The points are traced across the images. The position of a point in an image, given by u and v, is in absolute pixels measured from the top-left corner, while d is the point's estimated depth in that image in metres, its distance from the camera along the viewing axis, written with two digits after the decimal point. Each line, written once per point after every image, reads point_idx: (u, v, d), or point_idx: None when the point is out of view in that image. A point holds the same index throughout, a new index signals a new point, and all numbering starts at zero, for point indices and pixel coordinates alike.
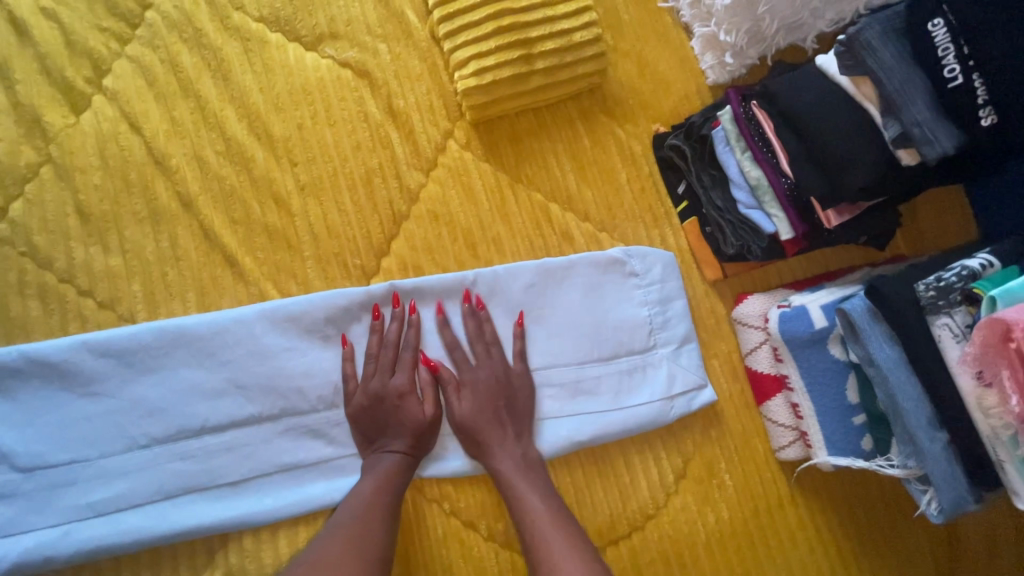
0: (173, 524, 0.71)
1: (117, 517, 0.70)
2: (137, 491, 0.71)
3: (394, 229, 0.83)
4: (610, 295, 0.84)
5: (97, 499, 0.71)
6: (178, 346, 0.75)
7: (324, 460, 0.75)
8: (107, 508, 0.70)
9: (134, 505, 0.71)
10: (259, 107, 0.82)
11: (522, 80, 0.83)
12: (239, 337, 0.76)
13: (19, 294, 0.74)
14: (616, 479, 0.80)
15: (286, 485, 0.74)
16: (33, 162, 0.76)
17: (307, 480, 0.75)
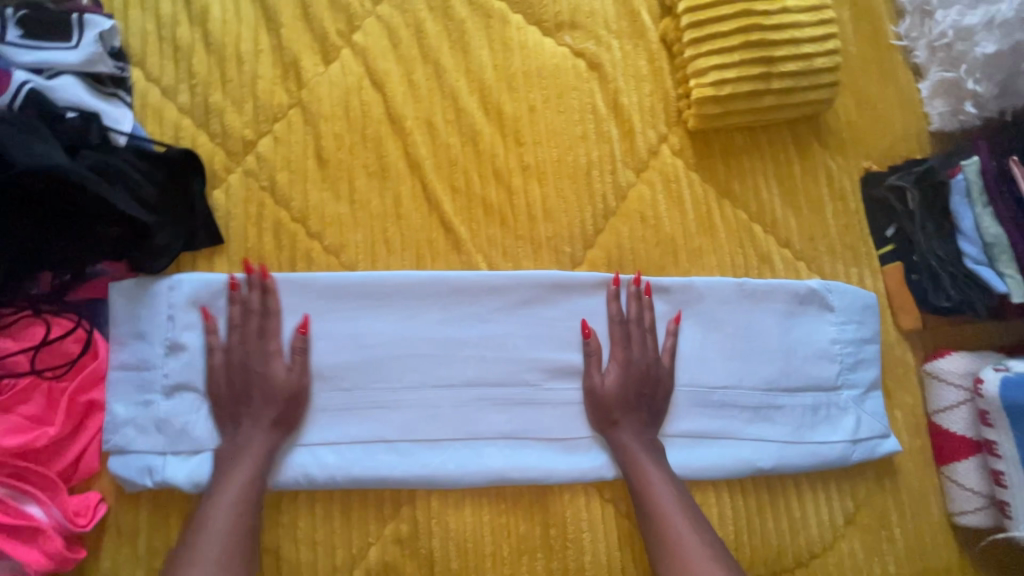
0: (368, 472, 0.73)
1: (317, 453, 0.73)
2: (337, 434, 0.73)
3: (603, 223, 0.83)
4: (805, 324, 0.83)
5: (300, 432, 0.73)
6: (393, 299, 0.77)
7: (507, 436, 0.76)
8: (311, 442, 0.73)
9: (332, 446, 0.73)
10: (492, 83, 0.84)
11: (756, 98, 0.82)
12: (447, 301, 0.77)
13: (255, 225, 0.77)
14: (788, 511, 0.79)
15: (469, 454, 0.75)
16: (284, 103, 0.80)
17: (488, 454, 0.75)
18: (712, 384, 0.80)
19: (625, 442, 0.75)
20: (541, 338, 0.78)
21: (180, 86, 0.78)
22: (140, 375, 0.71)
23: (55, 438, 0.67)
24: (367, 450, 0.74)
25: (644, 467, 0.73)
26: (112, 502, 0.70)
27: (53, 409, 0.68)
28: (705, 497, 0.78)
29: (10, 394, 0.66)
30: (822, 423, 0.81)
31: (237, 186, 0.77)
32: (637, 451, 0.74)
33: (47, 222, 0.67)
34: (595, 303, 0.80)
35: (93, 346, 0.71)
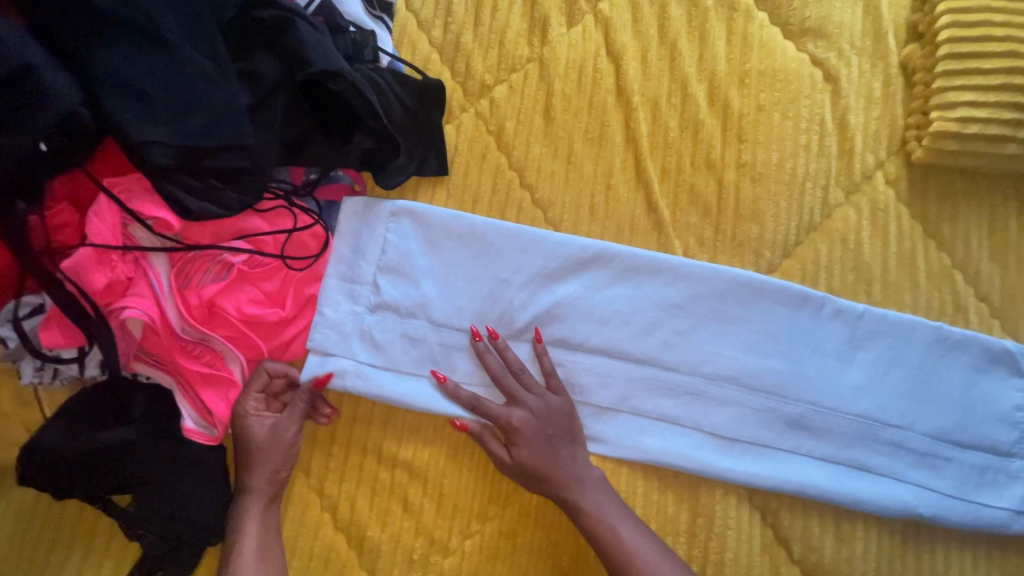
0: (546, 434, 0.72)
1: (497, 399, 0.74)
2: (515, 393, 0.73)
3: (804, 236, 0.83)
4: (989, 384, 0.81)
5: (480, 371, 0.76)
6: (591, 267, 0.79)
7: (670, 421, 0.77)
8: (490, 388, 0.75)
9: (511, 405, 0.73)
10: (724, 76, 0.84)
11: (998, 143, 0.80)
12: (643, 278, 0.79)
13: (477, 166, 0.81)
14: (932, 564, 0.78)
15: (632, 429, 0.77)
16: (525, 57, 0.83)
17: (648, 433, 0.77)
18: (883, 419, 0.79)
19: (569, 463, 0.72)
20: (724, 336, 0.79)
21: (436, 21, 0.82)
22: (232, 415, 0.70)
23: (282, 319, 0.72)
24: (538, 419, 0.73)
25: (589, 494, 0.71)
26: None
27: (285, 293, 0.72)
28: (850, 528, 0.77)
29: (255, 271, 0.70)
30: (986, 485, 0.79)
31: (468, 125, 0.81)
32: (589, 484, 0.71)
33: (316, 120, 0.72)
34: (786, 312, 0.80)
35: (327, 247, 0.74)
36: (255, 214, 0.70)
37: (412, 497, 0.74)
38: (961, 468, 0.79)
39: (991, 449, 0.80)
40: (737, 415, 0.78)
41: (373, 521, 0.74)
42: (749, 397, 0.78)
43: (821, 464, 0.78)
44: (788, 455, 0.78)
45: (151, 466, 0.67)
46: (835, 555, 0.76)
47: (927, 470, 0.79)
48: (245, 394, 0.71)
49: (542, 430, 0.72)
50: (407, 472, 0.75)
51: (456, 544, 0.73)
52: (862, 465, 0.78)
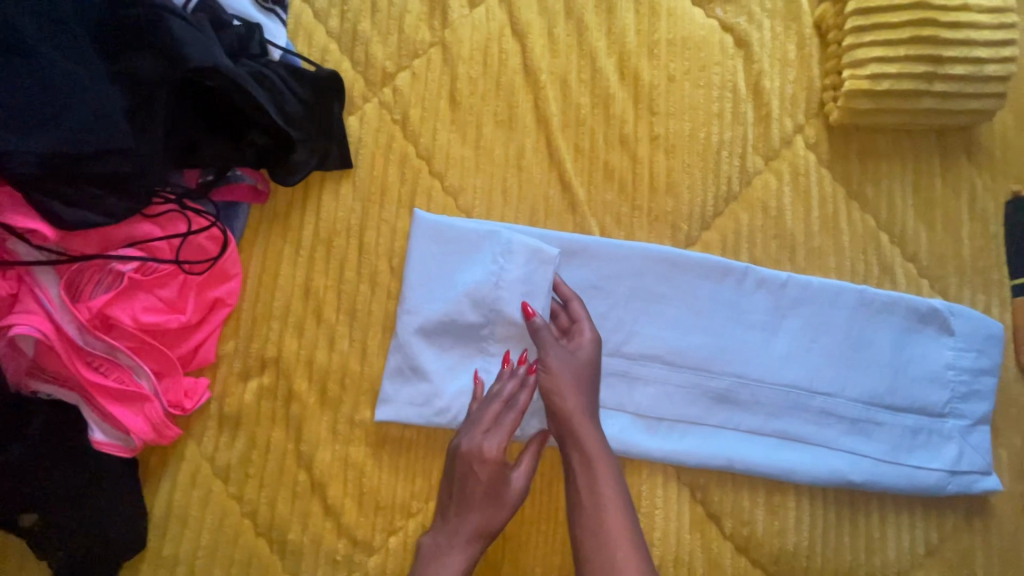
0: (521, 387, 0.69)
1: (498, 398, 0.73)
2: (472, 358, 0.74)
3: (723, 207, 0.81)
4: (919, 344, 0.79)
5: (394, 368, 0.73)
6: None
7: None
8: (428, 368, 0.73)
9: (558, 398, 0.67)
10: (633, 47, 0.82)
11: (912, 99, 0.78)
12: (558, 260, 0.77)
13: (383, 156, 0.79)
14: (867, 530, 0.77)
15: None
16: (427, 42, 0.81)
17: None
18: (811, 388, 0.77)
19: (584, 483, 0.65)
20: (646, 313, 0.77)
21: (333, 10, 0.80)
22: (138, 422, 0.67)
23: (185, 325, 0.70)
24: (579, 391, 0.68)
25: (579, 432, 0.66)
26: (218, 392, 0.74)
27: (184, 298, 0.70)
28: (782, 500, 0.76)
29: (149, 278, 0.68)
30: (919, 447, 0.78)
31: (371, 115, 0.79)
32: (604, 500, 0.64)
33: (203, 119, 0.70)
34: (708, 285, 0.78)
35: (227, 248, 0.72)
36: (145, 220, 0.69)
37: (332, 499, 0.73)
38: (893, 433, 0.78)
39: (922, 411, 0.78)
40: (660, 395, 0.76)
41: (294, 525, 0.72)
42: (673, 374, 0.76)
43: (751, 438, 0.76)
44: (717, 431, 0.76)
45: (52, 485, 0.66)
46: (768, 529, 0.75)
47: (858, 436, 0.77)
48: (160, 404, 0.68)
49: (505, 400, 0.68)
50: (326, 473, 0.73)
51: (380, 541, 0.72)
52: (791, 436, 0.77)
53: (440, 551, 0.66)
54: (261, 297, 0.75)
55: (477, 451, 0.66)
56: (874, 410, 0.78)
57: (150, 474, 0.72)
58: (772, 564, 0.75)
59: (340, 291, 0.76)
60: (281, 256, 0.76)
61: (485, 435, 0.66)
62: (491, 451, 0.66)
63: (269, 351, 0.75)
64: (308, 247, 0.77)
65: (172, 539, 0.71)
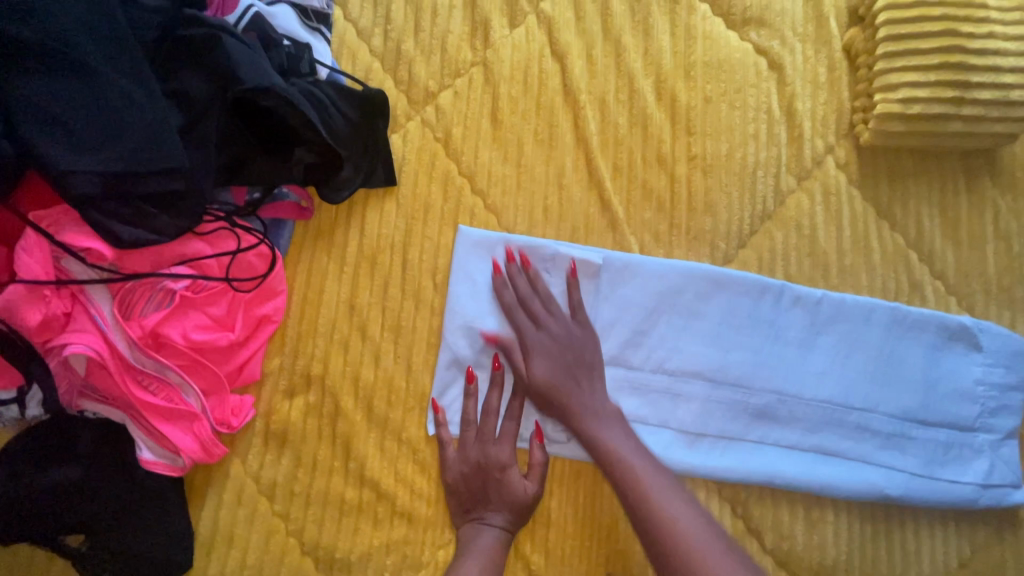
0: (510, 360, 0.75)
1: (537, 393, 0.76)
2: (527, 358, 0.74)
3: (758, 225, 0.82)
4: (950, 360, 0.81)
5: (440, 381, 0.75)
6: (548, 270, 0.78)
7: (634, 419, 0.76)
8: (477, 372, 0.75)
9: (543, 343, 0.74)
10: (670, 69, 0.84)
11: (942, 122, 0.80)
12: (601, 277, 0.78)
13: (426, 174, 0.80)
14: (902, 543, 0.78)
15: None
16: (469, 61, 0.82)
17: None
18: (846, 403, 0.79)
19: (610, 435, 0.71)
20: (688, 330, 0.79)
21: (376, 30, 0.81)
22: (187, 442, 0.67)
23: (233, 343, 0.70)
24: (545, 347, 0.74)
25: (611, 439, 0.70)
26: (263, 409, 0.74)
27: (233, 316, 0.70)
28: (821, 514, 0.78)
29: (199, 296, 0.68)
30: (950, 461, 0.80)
31: (414, 133, 0.80)
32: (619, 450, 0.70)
33: (253, 136, 0.70)
34: (746, 302, 0.80)
35: (275, 265, 0.72)
36: (196, 237, 0.68)
37: (379, 516, 0.73)
38: (925, 448, 0.79)
39: (953, 426, 0.80)
40: (702, 410, 0.77)
41: (340, 542, 0.72)
42: (715, 391, 0.78)
43: (790, 453, 0.78)
44: (757, 445, 0.77)
45: (100, 505, 0.65)
46: (807, 543, 0.77)
47: (892, 451, 0.79)
48: (208, 424, 0.68)
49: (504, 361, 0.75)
50: (372, 488, 0.73)
51: (426, 559, 0.72)
52: (828, 451, 0.78)
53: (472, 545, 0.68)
54: (307, 314, 0.75)
55: (495, 461, 0.72)
56: (907, 425, 0.79)
57: (195, 492, 0.72)
58: None
59: (385, 307, 0.77)
60: (325, 273, 0.77)
61: (496, 446, 0.72)
62: (506, 459, 0.72)
63: (315, 368, 0.75)
64: (352, 263, 0.77)
65: (217, 557, 0.71)
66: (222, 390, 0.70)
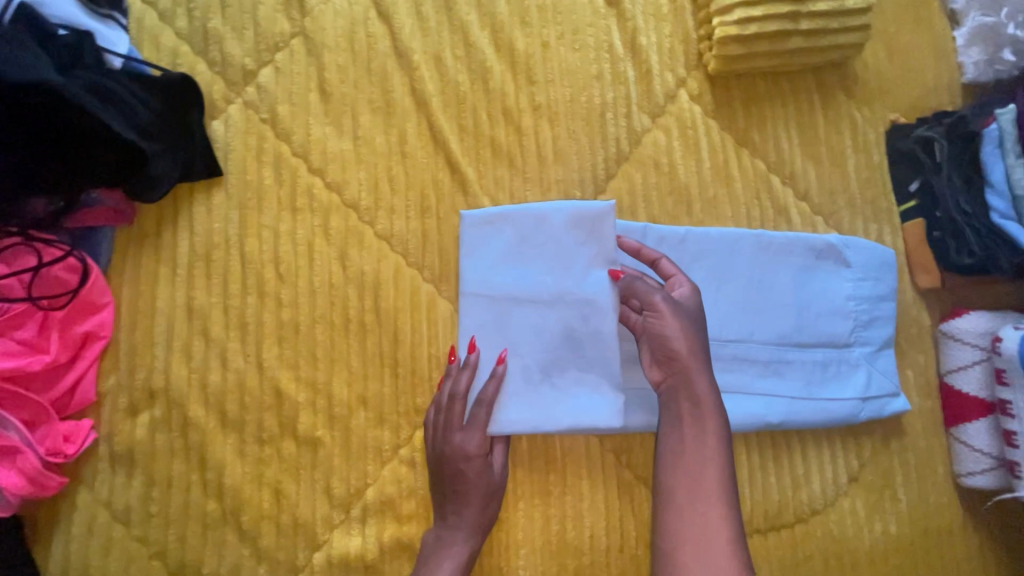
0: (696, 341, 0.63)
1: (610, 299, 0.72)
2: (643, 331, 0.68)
3: (614, 169, 0.80)
4: (820, 278, 0.81)
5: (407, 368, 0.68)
6: (483, 232, 0.75)
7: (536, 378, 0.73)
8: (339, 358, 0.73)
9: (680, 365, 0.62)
10: (505, 18, 0.80)
11: (782, 40, 0.79)
12: (490, 233, 0.75)
13: (255, 159, 0.75)
14: (791, 467, 0.78)
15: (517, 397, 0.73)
16: (286, 33, 0.76)
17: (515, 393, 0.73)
18: (721, 337, 0.78)
19: (691, 436, 0.59)
20: (566, 270, 0.74)
21: (179, 10, 0.75)
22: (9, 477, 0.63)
23: (52, 365, 0.65)
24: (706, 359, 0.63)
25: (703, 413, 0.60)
26: (105, 431, 0.69)
27: (47, 337, 0.65)
28: None
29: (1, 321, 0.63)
30: (829, 379, 0.79)
31: (236, 117, 0.75)
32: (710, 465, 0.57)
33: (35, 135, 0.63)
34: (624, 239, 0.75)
35: (89, 276, 0.67)
36: None
37: (247, 523, 0.69)
38: (803, 370, 0.79)
39: (828, 344, 0.80)
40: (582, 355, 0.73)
41: (208, 557, 0.68)
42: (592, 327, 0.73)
43: None
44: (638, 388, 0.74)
45: None
46: None
47: (771, 378, 0.78)
48: (32, 454, 0.64)
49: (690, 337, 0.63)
50: (236, 496, 0.69)
51: (303, 560, 0.70)
52: None
53: (440, 548, 0.68)
54: (140, 325, 0.70)
55: (460, 451, 0.69)
56: (782, 350, 0.79)
57: (41, 528, 0.67)
58: None
59: (227, 306, 0.72)
60: (156, 278, 0.71)
61: (463, 434, 0.70)
62: (474, 449, 0.69)
63: (156, 380, 0.70)
64: (185, 264, 0.72)
65: None
66: (47, 417, 0.65)
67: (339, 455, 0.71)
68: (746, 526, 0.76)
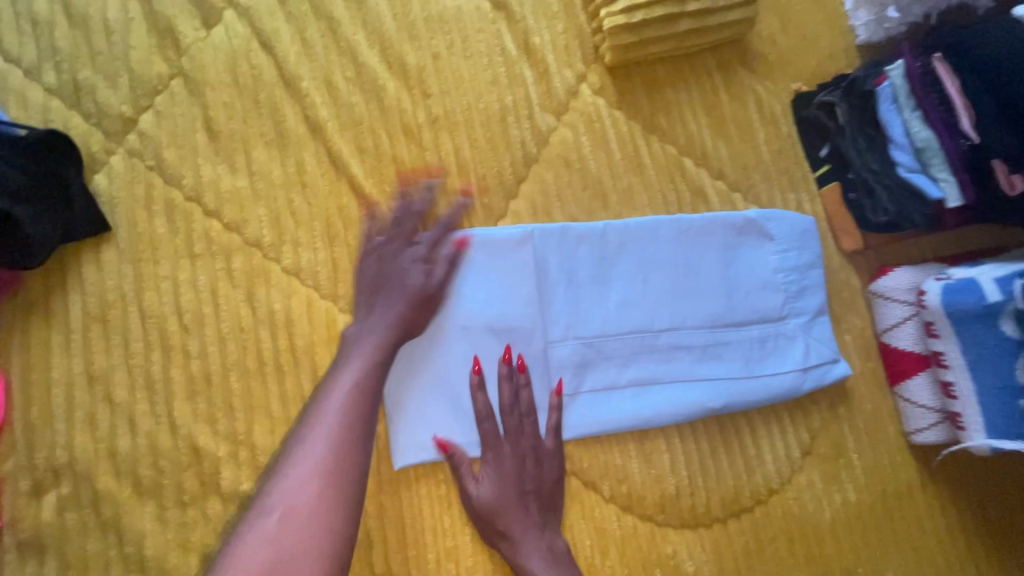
0: (524, 490, 0.69)
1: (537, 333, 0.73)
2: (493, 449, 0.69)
3: (524, 172, 0.78)
4: (745, 256, 0.80)
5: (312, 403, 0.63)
6: (404, 262, 0.72)
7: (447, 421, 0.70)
8: (258, 404, 0.69)
9: (500, 518, 0.68)
10: (392, 34, 0.78)
11: (672, 22, 0.78)
12: (417, 260, 0.72)
13: (145, 209, 0.71)
14: (742, 449, 0.77)
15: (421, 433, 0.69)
16: (165, 75, 0.74)
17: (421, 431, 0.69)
18: (655, 328, 0.76)
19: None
20: (495, 293, 0.73)
21: (46, 65, 0.72)
22: None
23: None
24: (528, 503, 0.69)
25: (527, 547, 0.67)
26: (8, 518, 0.64)
27: None
28: (654, 446, 0.75)
29: None
30: (766, 356, 0.78)
31: (121, 169, 0.71)
32: None
33: None
34: (558, 259, 0.75)
35: None
36: None
37: None
38: (741, 351, 0.78)
39: (761, 320, 0.79)
40: (497, 447, 0.69)
41: None
42: (511, 415, 0.70)
43: (611, 394, 0.74)
44: (561, 403, 0.72)
45: None
46: (645, 478, 0.74)
47: (709, 362, 0.77)
48: None
49: (518, 486, 0.69)
50: (161, 568, 0.65)
51: None
52: (646, 382, 0.75)
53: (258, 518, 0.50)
54: (35, 399, 0.66)
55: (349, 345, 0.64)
56: (718, 332, 0.77)
57: None
58: (658, 513, 0.73)
59: (130, 367, 0.68)
60: (48, 348, 0.67)
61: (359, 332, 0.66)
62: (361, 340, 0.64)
63: (60, 457, 0.65)
64: (80, 328, 0.68)
65: None
66: None
67: None
68: (704, 517, 0.74)
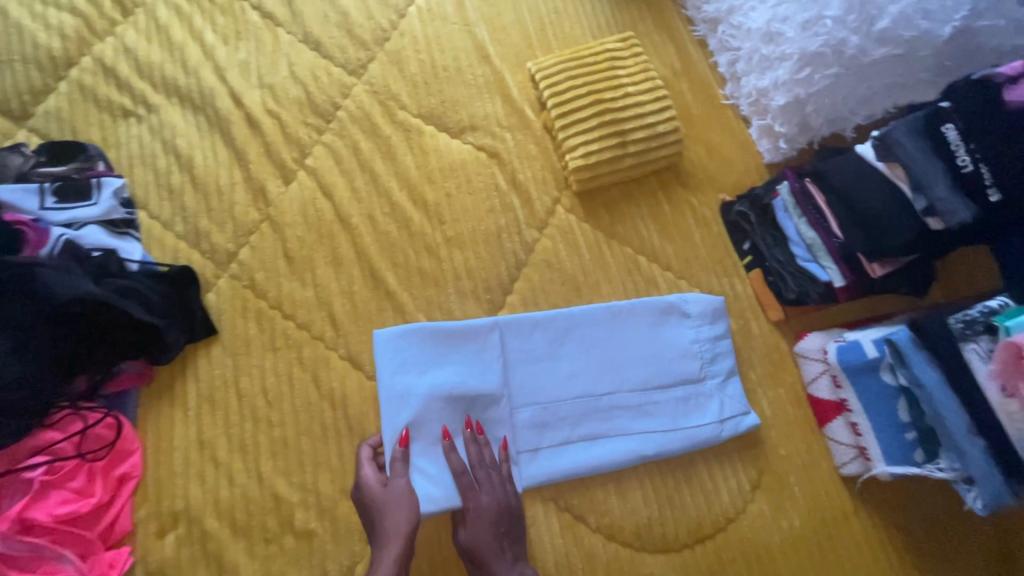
0: (498, 530, 0.86)
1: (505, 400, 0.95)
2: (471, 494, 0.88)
3: (517, 273, 1.05)
4: (669, 332, 1.02)
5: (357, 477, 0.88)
6: (399, 348, 0.95)
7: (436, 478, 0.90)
8: (322, 460, 0.92)
9: (482, 556, 0.84)
10: (416, 179, 1.08)
11: (619, 161, 1.07)
12: (408, 347, 0.95)
13: (242, 316, 0.98)
14: (701, 484, 0.96)
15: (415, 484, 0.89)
16: (257, 220, 1.03)
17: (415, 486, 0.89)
18: (595, 393, 0.97)
19: None
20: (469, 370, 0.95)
21: (176, 219, 1.02)
22: None
23: (97, 505, 0.84)
24: (502, 542, 0.86)
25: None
26: (140, 553, 0.86)
27: (92, 484, 0.85)
28: (629, 484, 0.95)
29: (58, 475, 0.83)
30: (687, 411, 0.98)
31: (225, 288, 0.99)
32: None
33: (80, 332, 0.86)
34: (518, 342, 0.98)
35: (123, 430, 0.89)
36: (48, 429, 0.85)
37: None
38: (666, 409, 0.98)
39: (681, 383, 1.00)
40: (475, 496, 0.87)
41: None
42: (479, 470, 0.89)
43: (565, 448, 0.94)
44: (524, 456, 0.93)
45: None
46: (623, 511, 0.93)
47: (641, 419, 0.97)
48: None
49: (494, 528, 0.86)
50: None
51: None
52: (592, 437, 0.95)
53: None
54: (162, 461, 0.90)
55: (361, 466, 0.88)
56: (646, 394, 0.98)
57: None
58: (636, 540, 0.92)
59: (229, 434, 0.92)
60: (171, 422, 0.92)
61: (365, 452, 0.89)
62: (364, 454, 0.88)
63: (178, 505, 0.88)
64: (194, 407, 0.93)
65: None
66: (95, 547, 0.83)
67: (330, 541, 0.88)
68: (673, 542, 0.92)
